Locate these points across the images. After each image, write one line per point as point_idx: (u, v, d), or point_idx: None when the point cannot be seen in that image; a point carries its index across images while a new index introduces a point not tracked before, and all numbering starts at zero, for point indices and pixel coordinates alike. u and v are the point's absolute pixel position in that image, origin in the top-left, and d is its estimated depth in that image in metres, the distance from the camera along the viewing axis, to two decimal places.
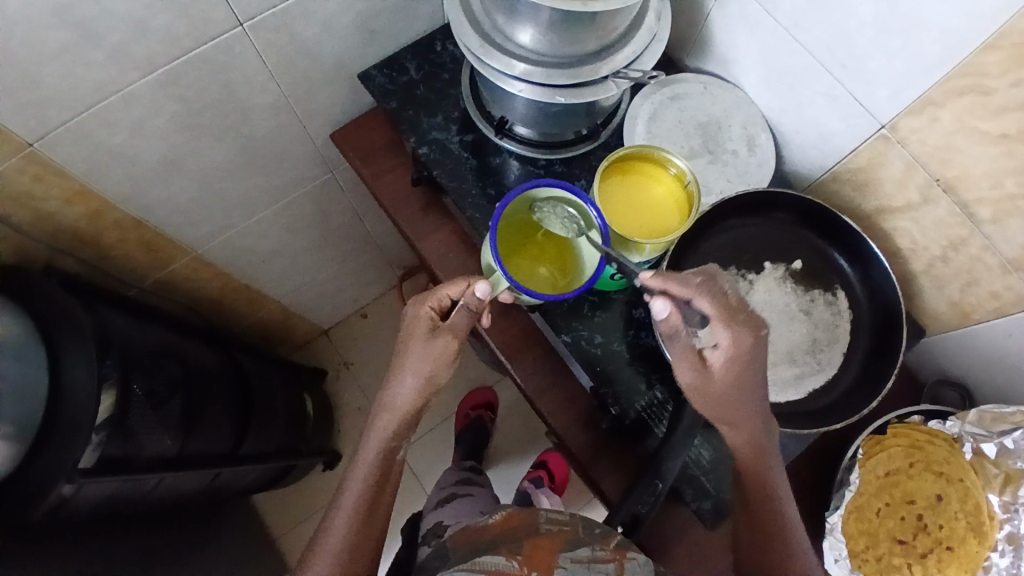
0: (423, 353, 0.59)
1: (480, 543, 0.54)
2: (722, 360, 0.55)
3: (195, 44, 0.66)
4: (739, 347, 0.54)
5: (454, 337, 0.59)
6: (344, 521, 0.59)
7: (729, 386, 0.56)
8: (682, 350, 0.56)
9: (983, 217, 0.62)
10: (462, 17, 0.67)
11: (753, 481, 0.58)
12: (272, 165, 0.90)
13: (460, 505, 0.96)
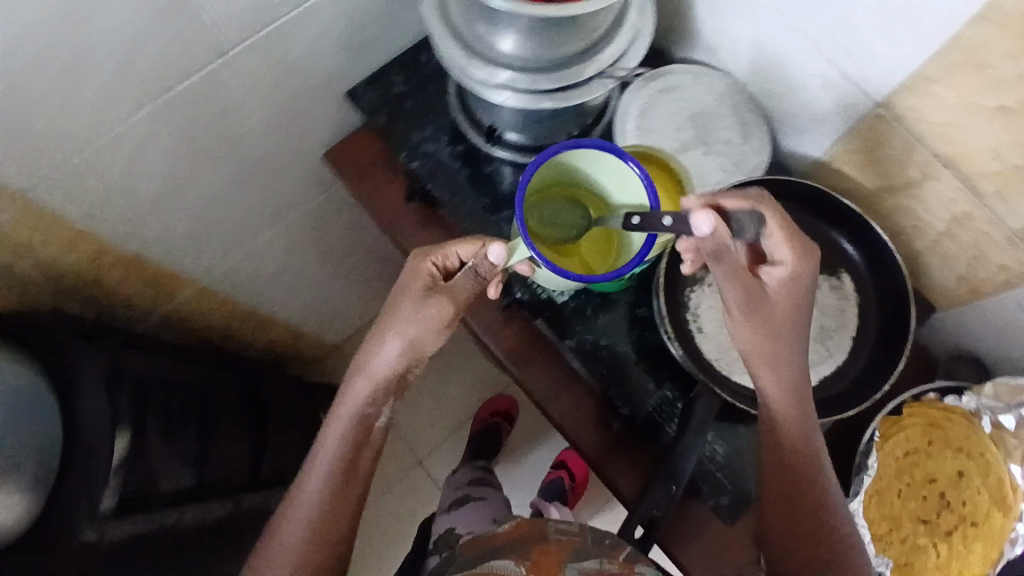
0: (413, 312, 0.58)
1: (491, 549, 0.62)
2: (782, 277, 0.56)
3: (180, 78, 0.66)
4: (802, 263, 0.56)
5: (449, 300, 0.58)
6: (318, 485, 0.60)
7: (785, 305, 0.57)
8: (735, 269, 0.55)
9: (986, 191, 0.61)
10: (443, 29, 0.66)
11: (792, 451, 0.58)
12: (266, 190, 0.89)
13: (471, 509, 0.96)
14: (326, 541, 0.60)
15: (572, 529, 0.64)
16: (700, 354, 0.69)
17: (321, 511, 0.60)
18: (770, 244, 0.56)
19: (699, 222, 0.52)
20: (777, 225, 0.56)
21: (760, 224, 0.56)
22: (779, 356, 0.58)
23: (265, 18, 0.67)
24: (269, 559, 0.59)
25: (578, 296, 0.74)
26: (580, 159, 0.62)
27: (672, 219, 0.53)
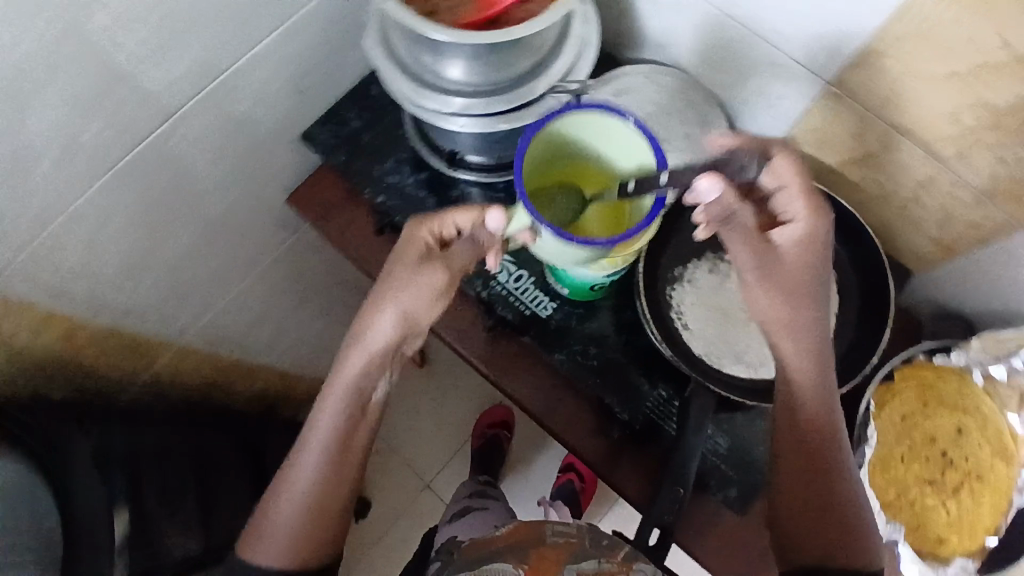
0: (406, 282, 0.55)
1: (490, 553, 0.65)
2: (793, 234, 0.54)
3: (129, 146, 0.65)
4: (813, 216, 0.54)
5: (445, 270, 0.55)
6: (312, 467, 0.60)
7: (799, 262, 0.55)
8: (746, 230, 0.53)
9: (947, 154, 0.62)
10: (389, 63, 0.65)
11: (809, 423, 0.57)
12: (234, 241, 0.88)
13: (473, 519, 0.96)
14: (323, 519, 0.62)
15: (570, 528, 0.67)
16: (689, 350, 0.68)
17: (317, 490, 0.61)
18: (781, 201, 0.54)
19: (706, 187, 0.50)
20: (789, 179, 0.53)
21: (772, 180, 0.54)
22: (802, 322, 0.56)
23: (207, 75, 0.66)
24: (268, 536, 0.62)
25: (562, 308, 0.74)
26: (574, 127, 0.60)
27: (668, 177, 0.52)
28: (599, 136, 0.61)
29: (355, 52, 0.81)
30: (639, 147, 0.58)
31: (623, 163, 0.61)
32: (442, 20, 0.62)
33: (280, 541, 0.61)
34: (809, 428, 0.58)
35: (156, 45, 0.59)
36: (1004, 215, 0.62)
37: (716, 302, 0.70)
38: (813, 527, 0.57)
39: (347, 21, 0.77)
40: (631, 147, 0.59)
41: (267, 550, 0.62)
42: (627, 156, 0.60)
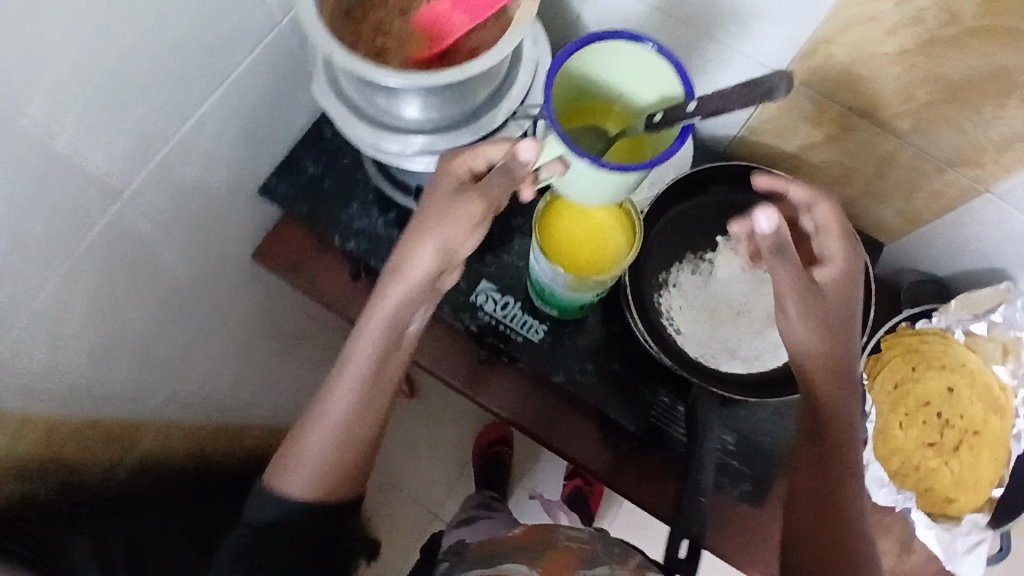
0: (443, 212, 0.52)
1: (500, 551, 0.69)
2: (834, 274, 0.53)
3: (82, 232, 0.62)
4: (850, 258, 0.54)
5: (482, 200, 0.51)
6: (341, 397, 0.59)
7: (840, 303, 0.53)
8: (794, 263, 0.50)
9: (904, 130, 0.63)
10: (344, 109, 0.64)
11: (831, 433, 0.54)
12: (202, 305, 0.85)
13: (481, 524, 0.97)
14: (348, 456, 0.61)
15: (582, 534, 0.70)
16: (684, 353, 0.68)
17: (344, 421, 0.60)
18: (823, 243, 0.55)
19: (764, 217, 0.48)
20: (830, 225, 0.54)
21: (813, 224, 0.55)
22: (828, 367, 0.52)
23: (152, 145, 0.63)
24: (294, 465, 0.61)
25: (552, 329, 0.73)
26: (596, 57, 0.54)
27: (695, 105, 0.47)
28: (626, 62, 0.54)
29: (302, 97, 0.79)
30: (666, 77, 0.53)
31: (647, 92, 0.56)
32: (391, 59, 0.62)
33: (306, 471, 0.61)
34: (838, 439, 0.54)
35: (92, 126, 0.56)
36: (967, 180, 0.63)
37: (703, 301, 0.70)
38: (828, 541, 0.53)
39: (290, 69, 0.74)
40: (659, 77, 0.54)
41: (294, 481, 0.61)
42: (653, 88, 0.55)
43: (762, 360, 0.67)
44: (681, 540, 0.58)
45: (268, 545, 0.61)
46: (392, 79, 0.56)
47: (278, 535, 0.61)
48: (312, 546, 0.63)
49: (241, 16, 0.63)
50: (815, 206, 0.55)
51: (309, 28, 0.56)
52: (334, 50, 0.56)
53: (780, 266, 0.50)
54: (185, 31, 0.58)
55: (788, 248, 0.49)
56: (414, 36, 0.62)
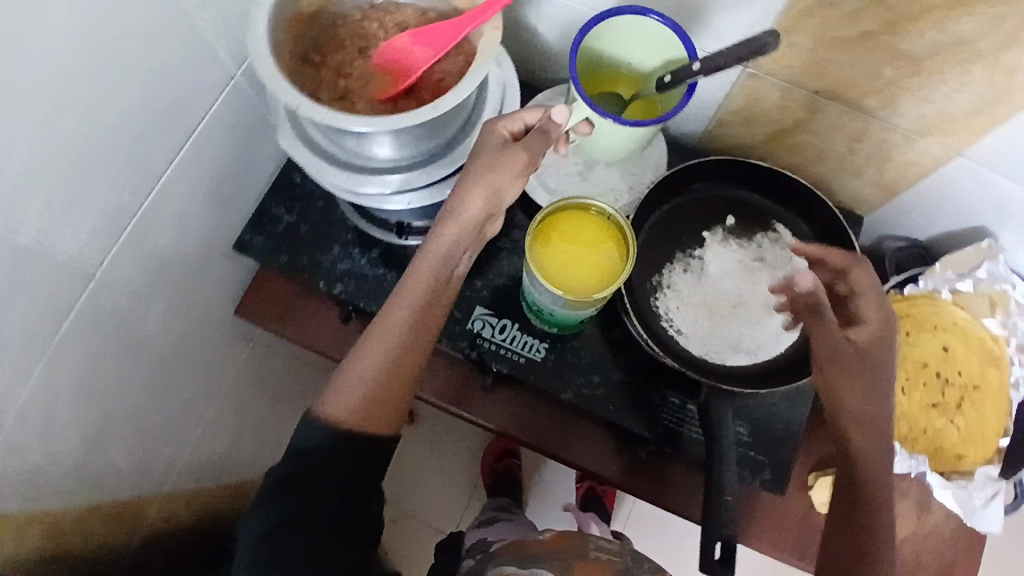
0: (491, 161, 0.54)
1: (533, 554, 0.75)
2: (870, 336, 0.53)
3: (61, 321, 0.58)
4: (888, 324, 0.53)
5: (525, 153, 0.53)
6: (388, 326, 0.56)
7: (879, 362, 0.53)
8: (832, 324, 0.52)
9: (873, 106, 0.64)
10: (314, 156, 0.62)
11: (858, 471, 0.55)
12: (190, 370, 0.82)
13: (503, 524, 1.02)
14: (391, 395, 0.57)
15: (611, 547, 0.76)
16: (687, 353, 0.68)
17: (388, 352, 0.56)
18: (858, 306, 0.54)
19: (800, 279, 0.51)
20: (867, 290, 0.54)
21: (848, 289, 0.55)
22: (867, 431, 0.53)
23: (120, 219, 0.60)
24: (342, 394, 0.56)
25: (553, 346, 0.73)
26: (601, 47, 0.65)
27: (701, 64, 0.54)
28: (634, 38, 0.63)
29: (263, 147, 0.77)
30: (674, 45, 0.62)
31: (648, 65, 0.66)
32: (356, 102, 0.61)
33: (346, 395, 0.56)
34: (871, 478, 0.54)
35: (56, 212, 0.53)
36: (939, 147, 0.65)
37: (699, 298, 0.70)
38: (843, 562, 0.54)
39: (248, 121, 0.72)
40: (663, 45, 0.62)
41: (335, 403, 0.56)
42: (661, 53, 0.64)
43: (765, 348, 0.68)
44: (715, 543, 0.58)
45: (310, 485, 0.55)
46: (364, 128, 0.54)
47: (318, 468, 0.55)
48: (349, 491, 0.56)
49: (193, 76, 0.61)
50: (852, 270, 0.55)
51: (269, 82, 0.54)
52: (301, 104, 0.54)
53: (819, 325, 0.52)
54: (139, 99, 0.56)
55: (824, 309, 0.52)
56: (377, 76, 0.61)
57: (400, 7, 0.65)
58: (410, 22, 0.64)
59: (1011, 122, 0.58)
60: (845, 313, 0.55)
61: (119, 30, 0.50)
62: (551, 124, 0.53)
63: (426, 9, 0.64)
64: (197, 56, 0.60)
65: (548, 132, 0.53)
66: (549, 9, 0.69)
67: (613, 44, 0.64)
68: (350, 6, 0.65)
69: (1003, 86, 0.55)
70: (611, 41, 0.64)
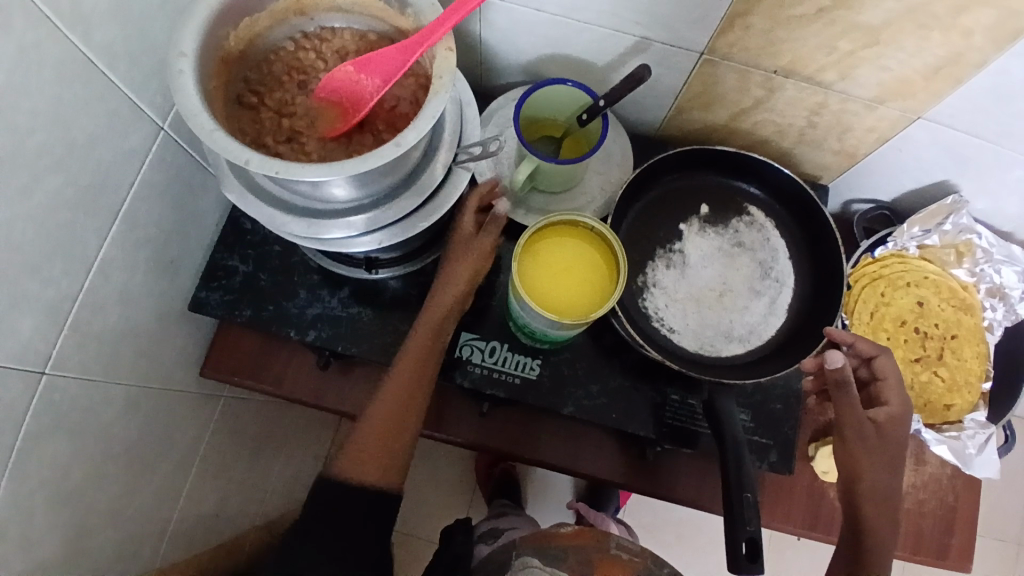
0: (466, 248, 0.66)
1: (554, 552, 0.74)
2: (888, 416, 0.64)
3: (16, 426, 0.51)
4: (905, 406, 0.64)
5: (486, 238, 0.66)
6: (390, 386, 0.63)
7: (897, 438, 0.64)
8: (856, 401, 0.64)
9: (831, 80, 0.63)
10: (270, 208, 0.57)
11: (872, 506, 0.63)
12: (173, 444, 0.76)
13: (513, 516, 0.99)
14: (392, 449, 0.62)
15: (631, 546, 0.77)
16: (684, 350, 0.67)
17: (392, 408, 0.62)
18: (881, 390, 0.65)
19: (834, 357, 0.64)
20: (890, 377, 0.65)
21: (872, 374, 0.67)
22: (885, 488, 0.63)
23: (63, 303, 0.53)
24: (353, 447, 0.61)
25: (546, 361, 0.71)
26: (529, 109, 0.70)
27: (607, 96, 0.61)
28: (538, 98, 0.69)
29: (205, 197, 0.72)
30: (573, 92, 0.68)
31: (563, 110, 0.71)
32: (305, 142, 0.57)
33: (351, 454, 0.61)
34: (871, 504, 0.63)
35: None
36: (898, 111, 0.65)
37: (688, 293, 0.69)
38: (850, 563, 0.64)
39: (186, 174, 0.67)
40: (566, 97, 0.69)
41: (344, 463, 0.61)
42: (567, 103, 0.70)
43: (756, 334, 0.68)
44: (744, 544, 0.56)
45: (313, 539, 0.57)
46: (325, 176, 0.49)
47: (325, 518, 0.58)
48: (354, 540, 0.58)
49: (117, 140, 0.55)
50: (880, 359, 0.66)
51: (208, 137, 0.48)
52: (249, 159, 0.48)
53: (845, 400, 0.64)
54: (61, 176, 0.49)
55: (850, 385, 0.64)
56: (324, 109, 0.57)
57: (336, 32, 0.61)
58: (349, 48, 0.60)
59: (970, 79, 0.58)
60: (869, 393, 0.67)
61: (25, 106, 0.44)
62: (496, 215, 0.66)
63: (365, 31, 0.61)
64: (118, 118, 0.54)
65: (496, 221, 0.66)
66: (493, 15, 0.66)
67: (529, 105, 0.70)
68: (282, 36, 0.60)
69: (960, 47, 0.55)
70: (523, 108, 0.69)
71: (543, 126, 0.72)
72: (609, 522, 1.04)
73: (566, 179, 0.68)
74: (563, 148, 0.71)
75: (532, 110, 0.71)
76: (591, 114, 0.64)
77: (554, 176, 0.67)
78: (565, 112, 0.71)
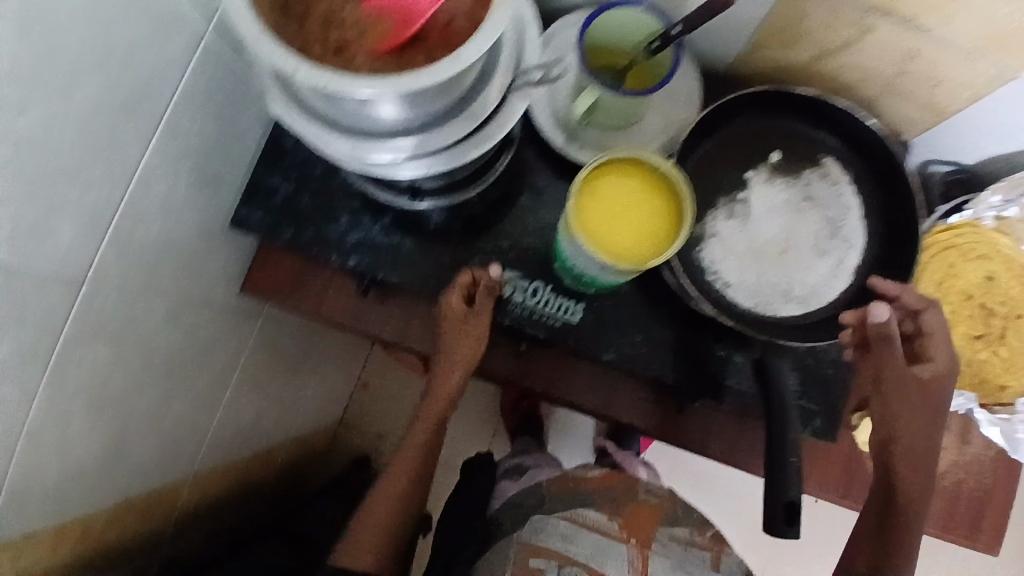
0: (458, 332, 0.68)
1: (583, 495, 0.76)
2: (933, 373, 0.60)
3: (57, 331, 0.51)
4: (953, 363, 0.60)
5: (479, 323, 0.67)
6: (391, 477, 0.72)
7: (939, 395, 0.60)
8: (897, 355, 0.59)
9: (931, 26, 0.57)
10: (315, 126, 0.54)
11: (907, 470, 0.61)
12: (213, 358, 0.76)
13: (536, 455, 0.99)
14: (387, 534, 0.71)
15: (660, 491, 0.79)
16: (737, 306, 0.65)
17: (393, 496, 0.71)
18: (927, 346, 0.61)
19: (878, 309, 0.58)
20: (936, 331, 0.60)
21: (916, 327, 0.61)
22: (922, 452, 0.61)
23: (105, 210, 0.52)
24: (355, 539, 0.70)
25: (590, 306, 0.69)
26: (592, 35, 0.65)
27: (685, 23, 0.56)
28: (606, 23, 0.64)
29: (249, 109, 0.69)
30: (642, 19, 0.63)
31: (627, 40, 0.66)
32: (354, 56, 0.51)
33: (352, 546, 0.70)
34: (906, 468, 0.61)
35: (31, 223, 0.45)
36: (997, 69, 0.58)
37: (747, 246, 0.66)
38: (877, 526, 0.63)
39: (229, 84, 0.64)
40: (635, 24, 0.64)
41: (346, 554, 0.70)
42: (634, 32, 0.65)
43: (814, 295, 0.65)
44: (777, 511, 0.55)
45: None
46: (378, 90, 0.47)
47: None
48: None
49: (161, 45, 0.52)
50: (926, 312, 0.60)
51: (254, 44, 0.46)
52: (298, 67, 0.46)
53: (887, 354, 0.59)
54: (100, 81, 0.47)
55: (893, 340, 0.59)
56: (375, 20, 0.52)
57: None
58: None
59: None
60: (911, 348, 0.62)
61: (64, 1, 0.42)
62: (490, 286, 0.66)
63: None
64: (162, 20, 0.51)
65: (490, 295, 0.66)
66: None
67: (593, 30, 0.65)
68: None
69: None
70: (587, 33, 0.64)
71: (604, 57, 0.67)
72: (639, 468, 1.03)
73: (628, 114, 0.64)
74: (626, 79, 0.65)
75: (594, 37, 0.65)
76: (664, 42, 0.59)
77: (617, 109, 0.63)
78: (629, 43, 0.66)
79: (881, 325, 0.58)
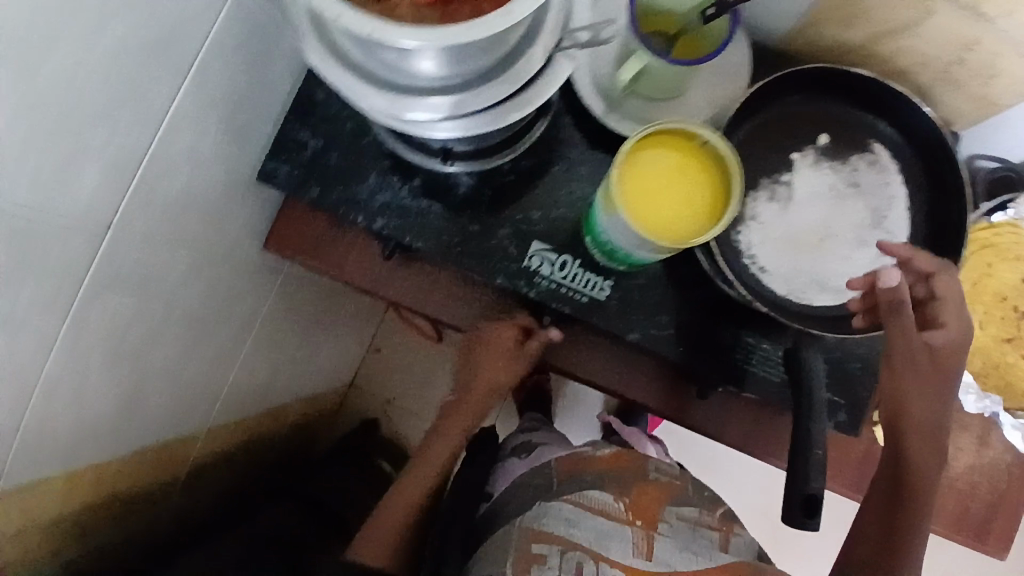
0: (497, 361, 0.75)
1: (590, 477, 0.74)
2: (947, 342, 0.58)
3: (79, 279, 0.50)
4: (964, 329, 0.58)
5: (521, 361, 0.74)
6: (410, 480, 0.79)
7: (951, 366, 0.59)
8: (907, 322, 0.57)
9: (994, 14, 0.54)
10: (352, 77, 0.52)
11: (914, 450, 0.62)
12: (232, 314, 0.75)
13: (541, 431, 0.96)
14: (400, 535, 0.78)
15: (670, 469, 0.78)
16: (771, 292, 0.63)
17: (410, 500, 0.78)
18: (938, 312, 0.59)
19: (886, 275, 0.57)
20: (949, 297, 0.58)
21: (928, 292, 0.59)
22: (930, 434, 0.61)
23: (132, 157, 0.51)
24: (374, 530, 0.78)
25: (618, 284, 0.68)
26: None
27: None
28: None
29: (280, 58, 0.67)
30: None
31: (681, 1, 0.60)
32: (396, 6, 0.49)
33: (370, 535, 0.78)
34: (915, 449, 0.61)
35: (57, 165, 0.44)
36: None
37: (786, 231, 0.64)
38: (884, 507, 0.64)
39: (261, 31, 0.61)
40: None
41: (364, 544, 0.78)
42: None
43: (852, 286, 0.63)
44: (795, 507, 0.55)
45: None
46: (423, 42, 0.44)
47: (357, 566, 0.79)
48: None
49: None
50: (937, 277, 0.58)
51: None
52: (341, 13, 0.43)
53: (896, 322, 0.57)
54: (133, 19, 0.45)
55: (902, 306, 0.57)
56: None
57: None
58: None
59: None
60: (923, 315, 0.60)
61: None
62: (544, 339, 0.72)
63: None
64: None
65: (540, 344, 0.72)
66: None
67: None
68: None
69: None
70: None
71: (655, 19, 0.63)
72: (647, 445, 1.02)
73: (677, 82, 0.62)
74: (676, 48, 0.63)
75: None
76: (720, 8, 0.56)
77: (665, 78, 0.61)
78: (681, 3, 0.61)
79: (890, 290, 0.57)
